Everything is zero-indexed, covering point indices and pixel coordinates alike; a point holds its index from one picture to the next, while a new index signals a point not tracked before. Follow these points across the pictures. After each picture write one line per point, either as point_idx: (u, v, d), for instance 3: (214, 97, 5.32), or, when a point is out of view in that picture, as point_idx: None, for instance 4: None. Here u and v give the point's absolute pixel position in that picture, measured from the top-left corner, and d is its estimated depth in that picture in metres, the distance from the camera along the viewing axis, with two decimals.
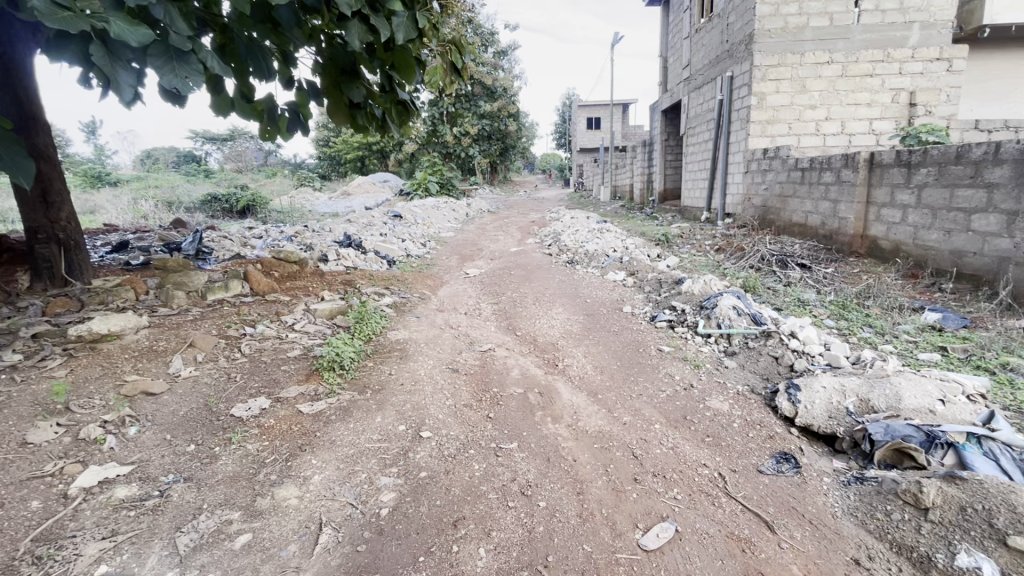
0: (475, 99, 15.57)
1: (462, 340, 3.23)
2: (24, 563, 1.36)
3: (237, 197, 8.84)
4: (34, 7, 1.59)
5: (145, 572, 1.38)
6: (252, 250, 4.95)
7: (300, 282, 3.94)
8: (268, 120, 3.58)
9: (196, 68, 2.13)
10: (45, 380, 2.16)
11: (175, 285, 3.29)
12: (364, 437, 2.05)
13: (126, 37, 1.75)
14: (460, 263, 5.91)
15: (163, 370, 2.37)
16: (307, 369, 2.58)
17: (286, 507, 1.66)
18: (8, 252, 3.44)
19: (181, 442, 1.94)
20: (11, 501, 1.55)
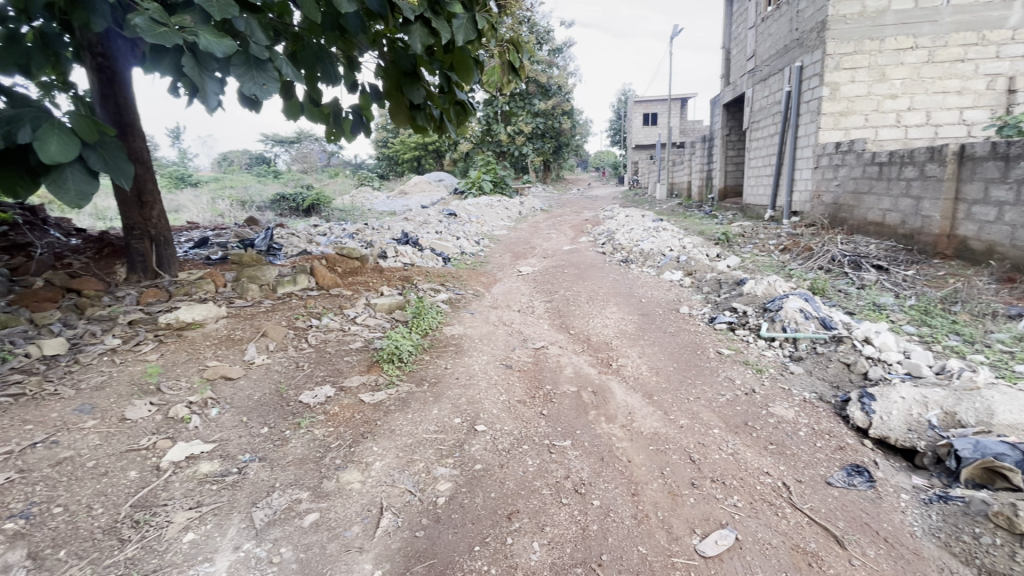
0: (529, 97, 15.62)
1: (515, 337, 3.27)
2: (125, 526, 1.52)
3: (304, 197, 9.34)
4: (136, 25, 1.77)
5: (226, 542, 1.50)
6: (318, 246, 5.22)
7: (361, 277, 4.11)
8: (334, 122, 3.78)
9: (272, 75, 2.29)
10: (140, 363, 2.39)
11: (249, 279, 3.53)
12: (422, 428, 2.12)
13: (213, 48, 1.91)
14: (512, 261, 5.96)
15: (239, 357, 2.55)
16: (368, 360, 2.69)
17: (350, 491, 1.74)
18: (109, 247, 3.81)
19: (256, 424, 2.08)
20: (113, 470, 1.72)
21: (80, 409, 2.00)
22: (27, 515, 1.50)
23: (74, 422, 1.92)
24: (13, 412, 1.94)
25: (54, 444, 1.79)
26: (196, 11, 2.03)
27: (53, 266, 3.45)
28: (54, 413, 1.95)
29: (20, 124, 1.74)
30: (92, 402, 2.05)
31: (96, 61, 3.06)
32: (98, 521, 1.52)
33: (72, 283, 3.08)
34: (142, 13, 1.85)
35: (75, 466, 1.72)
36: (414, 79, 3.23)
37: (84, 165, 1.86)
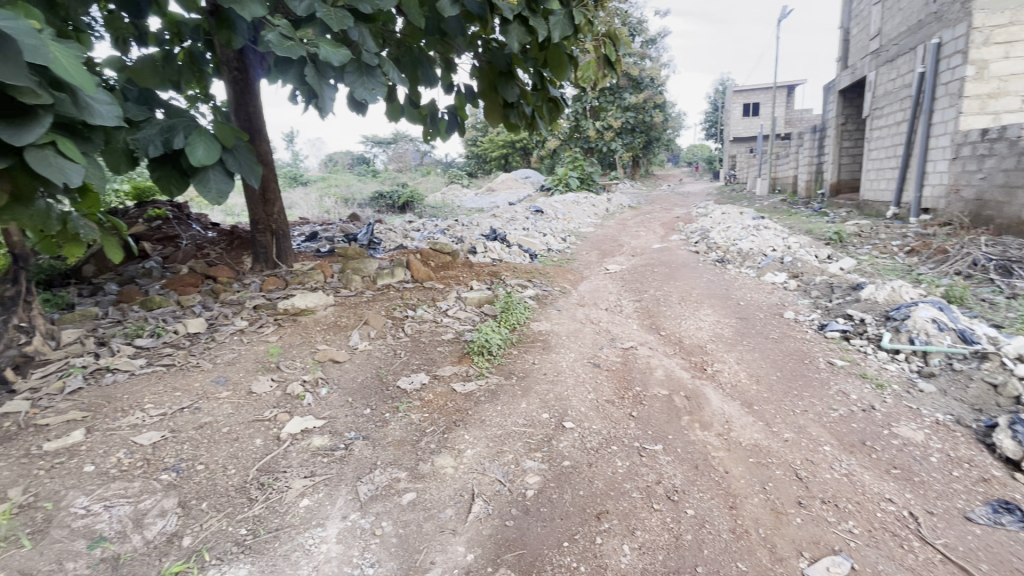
0: (620, 91, 15.25)
1: (603, 336, 3.22)
2: (253, 487, 1.72)
3: (399, 194, 9.88)
4: (269, 40, 1.99)
5: (335, 510, 1.64)
6: (413, 241, 5.50)
7: (452, 271, 4.27)
8: (431, 123, 3.96)
9: (380, 80, 2.46)
10: (263, 343, 2.67)
11: (354, 271, 3.81)
12: (510, 420, 2.17)
13: (331, 58, 2.09)
14: (599, 259, 5.87)
15: (345, 342, 2.77)
16: (459, 351, 2.79)
17: (443, 475, 1.82)
18: (239, 239, 4.30)
19: (359, 405, 2.25)
20: (243, 436, 1.95)
21: (216, 380, 2.29)
22: (177, 468, 1.74)
23: (212, 392, 2.20)
24: (167, 380, 2.27)
25: (197, 410, 2.06)
26: (318, 24, 2.23)
27: (195, 255, 3.98)
28: (196, 383, 2.25)
29: (175, 132, 2.04)
30: (226, 375, 2.34)
31: (232, 75, 3.49)
32: (231, 480, 1.73)
33: (210, 271, 3.55)
34: (274, 29, 2.07)
35: (213, 430, 1.96)
36: (509, 77, 3.30)
37: (224, 167, 2.13)
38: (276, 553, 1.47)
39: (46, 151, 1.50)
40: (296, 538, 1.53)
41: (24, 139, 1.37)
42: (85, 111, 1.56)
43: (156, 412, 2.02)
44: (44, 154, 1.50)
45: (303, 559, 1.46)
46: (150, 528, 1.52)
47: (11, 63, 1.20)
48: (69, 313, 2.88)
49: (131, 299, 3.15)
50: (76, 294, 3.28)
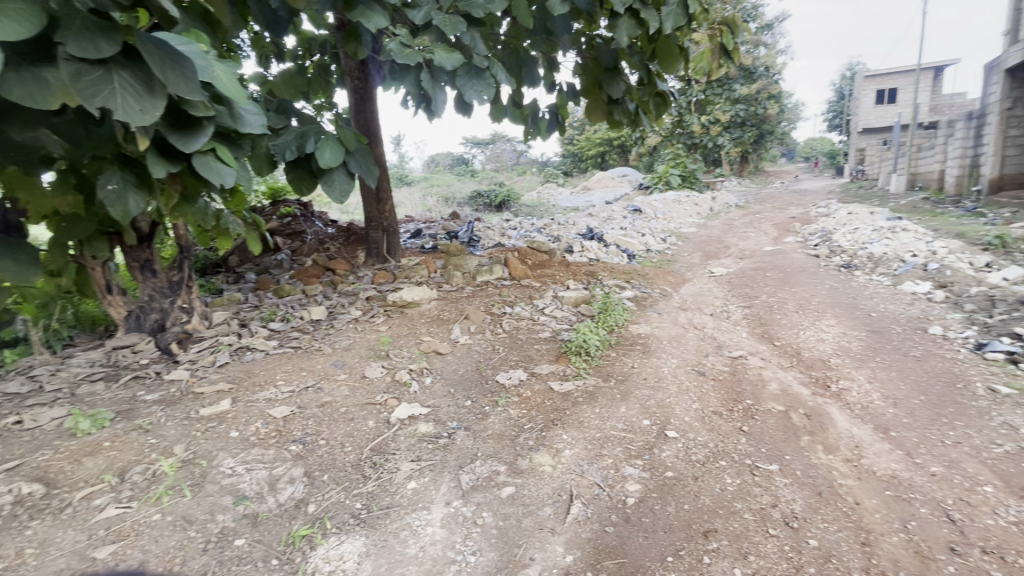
0: (730, 82, 14.28)
1: (708, 342, 3.03)
2: (366, 465, 1.85)
3: (497, 194, 10.12)
4: (391, 49, 2.19)
5: (439, 496, 1.72)
6: (510, 239, 5.60)
7: (549, 270, 4.27)
8: (532, 122, 4.02)
9: (487, 82, 2.57)
10: (374, 332, 2.88)
11: (455, 267, 3.96)
12: (610, 423, 2.12)
13: (444, 63, 2.23)
14: (703, 261, 5.54)
15: (447, 335, 2.89)
16: (557, 350, 2.78)
17: (542, 472, 1.83)
18: (354, 235, 4.67)
19: (461, 397, 2.33)
20: (358, 417, 2.11)
21: (335, 363, 2.51)
22: (303, 441, 1.93)
23: (331, 373, 2.41)
24: (295, 360, 2.53)
25: (319, 390, 2.27)
26: (434, 31, 2.39)
27: (318, 249, 4.39)
28: (318, 365, 2.48)
29: (308, 137, 2.28)
30: (344, 360, 2.55)
31: (354, 84, 3.75)
32: (348, 457, 1.88)
33: (330, 264, 3.90)
34: (396, 39, 2.28)
35: (332, 409, 2.15)
36: (615, 73, 3.24)
37: (346, 169, 2.38)
38: (387, 529, 1.57)
39: (207, 157, 1.74)
40: (404, 518, 1.62)
41: (192, 146, 1.59)
42: (238, 120, 1.77)
43: (286, 388, 2.26)
44: (205, 159, 1.73)
45: (410, 539, 1.54)
46: (282, 492, 1.69)
47: (187, 80, 1.37)
48: (219, 297, 3.33)
49: (266, 287, 3.56)
50: (224, 281, 3.77)
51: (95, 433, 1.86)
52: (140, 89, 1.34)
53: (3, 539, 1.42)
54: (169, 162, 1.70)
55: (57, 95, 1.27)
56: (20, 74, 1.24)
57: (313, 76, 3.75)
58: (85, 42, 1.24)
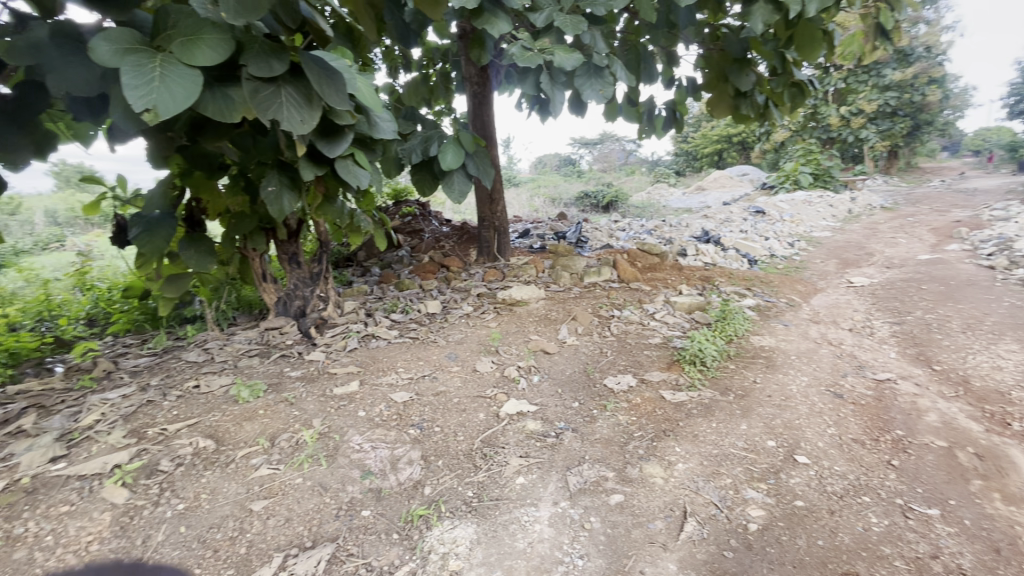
0: (879, 67, 12.54)
1: (846, 361, 2.69)
2: (477, 455, 1.92)
3: (604, 194, 9.95)
4: (513, 53, 2.30)
5: (547, 494, 1.73)
6: (619, 240, 5.47)
7: (660, 273, 4.10)
8: (647, 121, 4.19)
9: (606, 79, 2.56)
10: (485, 328, 2.98)
11: (563, 268, 3.96)
12: (728, 440, 1.97)
13: (564, 62, 2.25)
14: (840, 269, 4.94)
15: (555, 335, 2.90)
16: (669, 358, 2.65)
17: (653, 483, 1.76)
18: (467, 234, 4.88)
19: (568, 398, 2.32)
20: (469, 408, 2.20)
21: (449, 355, 2.64)
22: (420, 426, 2.06)
23: (445, 364, 2.54)
24: (413, 349, 2.71)
25: (434, 379, 2.41)
26: (554, 33, 2.44)
27: (434, 246, 4.66)
28: (434, 356, 2.63)
29: (432, 142, 2.49)
30: (457, 352, 2.67)
31: (473, 89, 3.88)
32: (461, 446, 1.97)
33: (445, 261, 4.12)
34: (518, 43, 2.38)
35: (446, 399, 2.26)
36: (743, 64, 2.99)
37: (465, 171, 2.55)
38: (496, 520, 1.62)
39: (347, 161, 1.94)
40: (513, 512, 1.65)
41: (336, 151, 1.78)
42: (374, 127, 1.94)
43: (406, 375, 2.43)
44: (346, 163, 1.94)
45: (519, 533, 1.57)
46: (402, 472, 1.82)
47: (338, 92, 1.53)
48: (350, 288, 3.68)
49: (389, 281, 3.85)
50: (353, 274, 4.16)
51: (252, 401, 2.15)
52: (301, 102, 1.52)
53: (185, 483, 1.70)
54: (317, 165, 1.92)
55: (238, 109, 1.49)
56: (213, 93, 1.46)
57: (436, 83, 4.05)
58: (262, 63, 1.43)
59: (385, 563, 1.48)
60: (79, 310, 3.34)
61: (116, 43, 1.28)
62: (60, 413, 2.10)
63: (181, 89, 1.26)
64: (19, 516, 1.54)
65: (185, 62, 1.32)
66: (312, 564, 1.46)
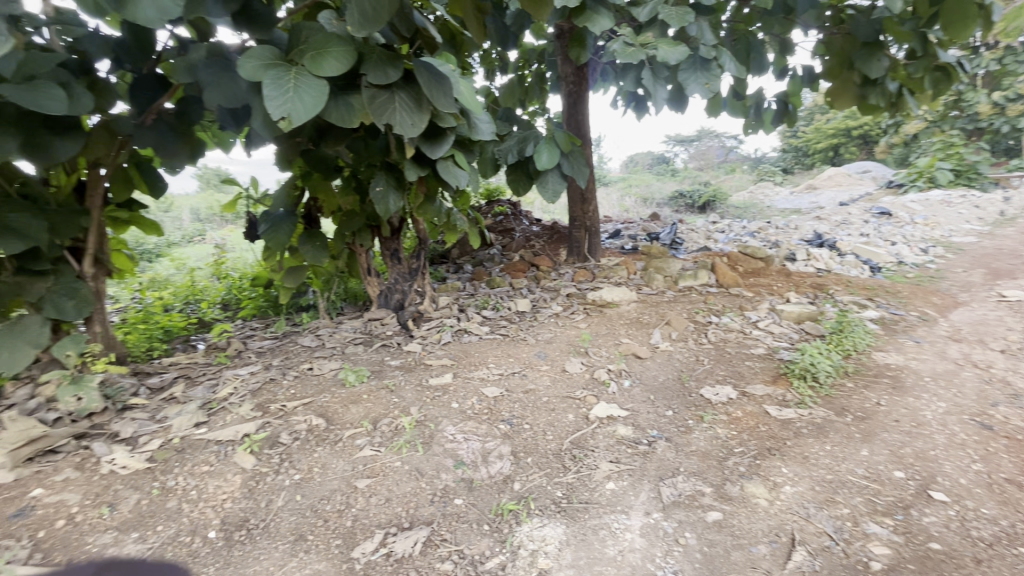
0: None
1: (996, 388, 2.32)
2: (567, 456, 1.91)
3: (701, 194, 9.46)
4: (614, 50, 2.26)
5: (638, 503, 1.68)
6: (717, 243, 5.17)
7: (764, 279, 3.81)
8: (754, 114, 3.93)
9: (714, 72, 2.45)
10: (575, 328, 2.96)
11: (656, 270, 3.81)
12: (844, 466, 1.78)
13: (668, 56, 2.17)
14: (988, 279, 4.26)
15: (647, 339, 2.81)
16: (774, 370, 2.45)
17: (756, 504, 1.64)
18: (557, 234, 4.88)
19: (661, 406, 2.23)
20: (559, 408, 2.19)
21: (539, 353, 2.66)
22: (510, 422, 2.09)
23: (535, 363, 2.56)
24: (504, 346, 2.76)
25: (524, 376, 2.43)
26: (658, 26, 2.37)
27: (524, 245, 4.71)
28: (523, 353, 2.65)
29: (528, 142, 2.52)
30: (546, 351, 2.68)
31: (568, 88, 3.81)
32: (550, 445, 1.98)
33: (535, 260, 4.15)
34: (620, 39, 2.33)
35: (536, 397, 2.27)
36: (874, 49, 2.67)
37: (560, 170, 2.56)
38: (586, 524, 1.60)
39: (448, 161, 2.03)
40: (603, 517, 1.63)
41: (438, 152, 1.86)
42: (474, 129, 2.01)
43: (497, 371, 2.48)
44: (447, 163, 2.02)
45: (609, 540, 1.54)
46: (493, 465, 1.86)
47: (444, 96, 1.59)
48: (444, 284, 3.84)
49: (480, 278, 3.96)
50: (447, 270, 4.33)
51: (357, 385, 2.33)
52: (411, 106, 1.60)
53: (301, 456, 1.88)
54: (420, 166, 2.04)
55: (357, 115, 1.61)
56: (336, 100, 1.59)
57: (532, 84, 4.15)
58: (379, 71, 1.53)
59: (476, 552, 1.52)
60: (217, 295, 3.82)
61: (259, 59, 1.45)
62: (203, 384, 2.41)
63: (310, 98, 1.39)
64: (171, 470, 1.79)
65: (314, 73, 1.45)
66: (409, 544, 1.54)
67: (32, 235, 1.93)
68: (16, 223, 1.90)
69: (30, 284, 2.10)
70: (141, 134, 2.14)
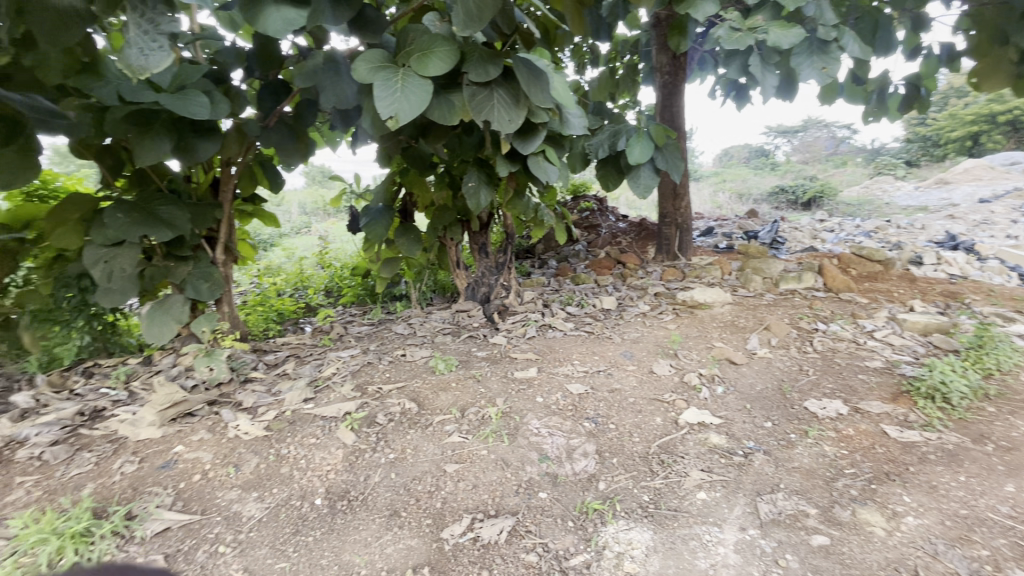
0: None
1: None
2: (654, 460, 1.85)
3: (806, 189, 8.68)
4: (719, 36, 2.15)
5: (733, 517, 1.58)
6: (825, 243, 4.72)
7: (882, 284, 3.43)
8: (876, 100, 3.53)
9: (833, 56, 2.25)
10: (663, 329, 2.86)
11: (754, 270, 3.55)
12: (982, 501, 1.56)
13: (781, 41, 2.00)
14: None
15: (742, 344, 2.64)
16: (894, 387, 2.19)
17: (871, 533, 1.48)
18: (644, 230, 4.72)
19: (759, 416, 2.08)
20: (646, 410, 2.13)
21: (624, 353, 2.60)
22: (595, 420, 2.07)
23: (621, 362, 2.50)
24: (589, 344, 2.72)
25: (609, 375, 2.39)
26: (769, 9, 2.20)
27: (611, 242, 4.62)
28: (609, 352, 2.61)
29: (620, 136, 2.46)
30: (632, 351, 2.61)
31: (662, 79, 3.64)
32: (636, 447, 1.93)
33: (621, 257, 4.05)
34: (725, 24, 2.20)
35: (621, 397, 2.22)
36: None
37: (653, 165, 2.48)
38: (675, 532, 1.55)
39: (538, 157, 2.04)
40: (694, 528, 1.56)
41: (530, 148, 1.87)
42: (565, 124, 1.99)
43: (581, 368, 2.46)
44: (537, 159, 2.03)
45: (700, 551, 1.47)
46: (577, 463, 1.85)
47: (542, 91, 1.59)
48: (529, 279, 3.87)
49: (565, 274, 3.95)
50: (531, 265, 4.36)
51: (446, 373, 2.42)
52: (509, 102, 1.62)
53: (395, 436, 1.99)
54: (511, 162, 2.06)
55: (456, 113, 1.66)
56: (438, 99, 1.65)
57: (622, 77, 4.03)
58: (480, 69, 1.57)
59: (560, 548, 1.53)
60: (321, 283, 4.15)
61: (371, 63, 1.54)
62: (310, 363, 2.64)
63: (416, 96, 1.45)
64: (284, 439, 1.97)
65: (420, 73, 1.51)
66: (495, 532, 1.58)
67: (179, 225, 2.20)
68: (167, 215, 2.20)
69: (176, 268, 2.42)
70: (265, 135, 2.37)
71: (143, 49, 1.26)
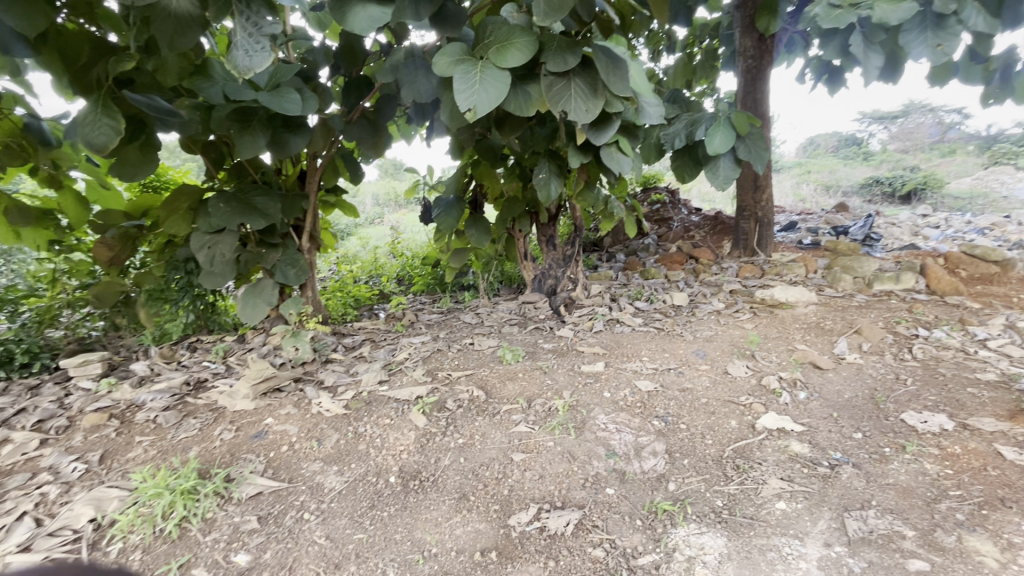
0: None
1: None
2: (728, 464, 1.78)
3: (905, 179, 7.88)
4: (816, 14, 1.99)
5: (816, 532, 1.49)
6: (928, 240, 4.27)
7: (998, 287, 3.05)
8: (999, 79, 3.14)
9: (952, 31, 2.02)
10: (739, 328, 2.72)
11: (844, 268, 3.28)
12: None
13: (888, 16, 1.82)
14: None
15: (829, 348, 2.46)
16: (1011, 403, 1.95)
17: (980, 563, 1.34)
18: (720, 224, 4.50)
19: (847, 426, 1.93)
20: (719, 413, 2.04)
21: (697, 351, 2.50)
22: (665, 419, 2.01)
23: (692, 361, 2.41)
24: (658, 340, 2.65)
25: (680, 373, 2.31)
26: None
27: (683, 236, 4.46)
28: (680, 350, 2.52)
29: (699, 124, 2.35)
30: (705, 350, 2.51)
31: (745, 64, 3.42)
32: (708, 450, 1.85)
33: (694, 252, 3.90)
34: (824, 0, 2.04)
35: (693, 397, 2.15)
36: None
37: (735, 155, 2.34)
38: (751, 541, 1.48)
39: (612, 148, 2.00)
40: (772, 538, 1.48)
41: (602, 139, 1.82)
42: (640, 114, 1.92)
43: (651, 364, 2.40)
44: (611, 150, 1.98)
45: (779, 564, 1.40)
46: (645, 461, 1.81)
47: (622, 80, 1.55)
48: (597, 272, 3.81)
49: (634, 268, 3.85)
50: (599, 259, 4.29)
51: (513, 363, 2.46)
52: (587, 92, 1.59)
53: (463, 422, 2.05)
54: (583, 153, 2.03)
55: (532, 104, 1.67)
56: (515, 90, 1.66)
57: (701, 62, 3.85)
58: (558, 58, 1.55)
59: (628, 545, 1.50)
60: (393, 271, 4.32)
61: (451, 56, 1.57)
62: (384, 347, 2.76)
63: (494, 88, 1.46)
64: (362, 419, 2.09)
65: (498, 65, 1.52)
66: (562, 523, 1.59)
67: (271, 214, 2.37)
68: (261, 204, 2.37)
69: (267, 255, 2.61)
70: (348, 129, 2.49)
71: (247, 51, 1.37)
